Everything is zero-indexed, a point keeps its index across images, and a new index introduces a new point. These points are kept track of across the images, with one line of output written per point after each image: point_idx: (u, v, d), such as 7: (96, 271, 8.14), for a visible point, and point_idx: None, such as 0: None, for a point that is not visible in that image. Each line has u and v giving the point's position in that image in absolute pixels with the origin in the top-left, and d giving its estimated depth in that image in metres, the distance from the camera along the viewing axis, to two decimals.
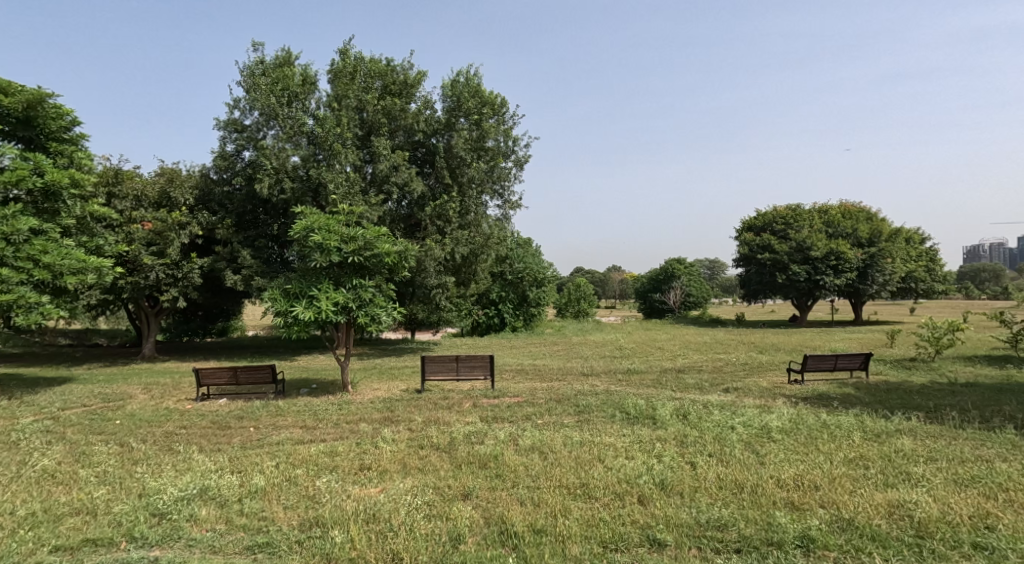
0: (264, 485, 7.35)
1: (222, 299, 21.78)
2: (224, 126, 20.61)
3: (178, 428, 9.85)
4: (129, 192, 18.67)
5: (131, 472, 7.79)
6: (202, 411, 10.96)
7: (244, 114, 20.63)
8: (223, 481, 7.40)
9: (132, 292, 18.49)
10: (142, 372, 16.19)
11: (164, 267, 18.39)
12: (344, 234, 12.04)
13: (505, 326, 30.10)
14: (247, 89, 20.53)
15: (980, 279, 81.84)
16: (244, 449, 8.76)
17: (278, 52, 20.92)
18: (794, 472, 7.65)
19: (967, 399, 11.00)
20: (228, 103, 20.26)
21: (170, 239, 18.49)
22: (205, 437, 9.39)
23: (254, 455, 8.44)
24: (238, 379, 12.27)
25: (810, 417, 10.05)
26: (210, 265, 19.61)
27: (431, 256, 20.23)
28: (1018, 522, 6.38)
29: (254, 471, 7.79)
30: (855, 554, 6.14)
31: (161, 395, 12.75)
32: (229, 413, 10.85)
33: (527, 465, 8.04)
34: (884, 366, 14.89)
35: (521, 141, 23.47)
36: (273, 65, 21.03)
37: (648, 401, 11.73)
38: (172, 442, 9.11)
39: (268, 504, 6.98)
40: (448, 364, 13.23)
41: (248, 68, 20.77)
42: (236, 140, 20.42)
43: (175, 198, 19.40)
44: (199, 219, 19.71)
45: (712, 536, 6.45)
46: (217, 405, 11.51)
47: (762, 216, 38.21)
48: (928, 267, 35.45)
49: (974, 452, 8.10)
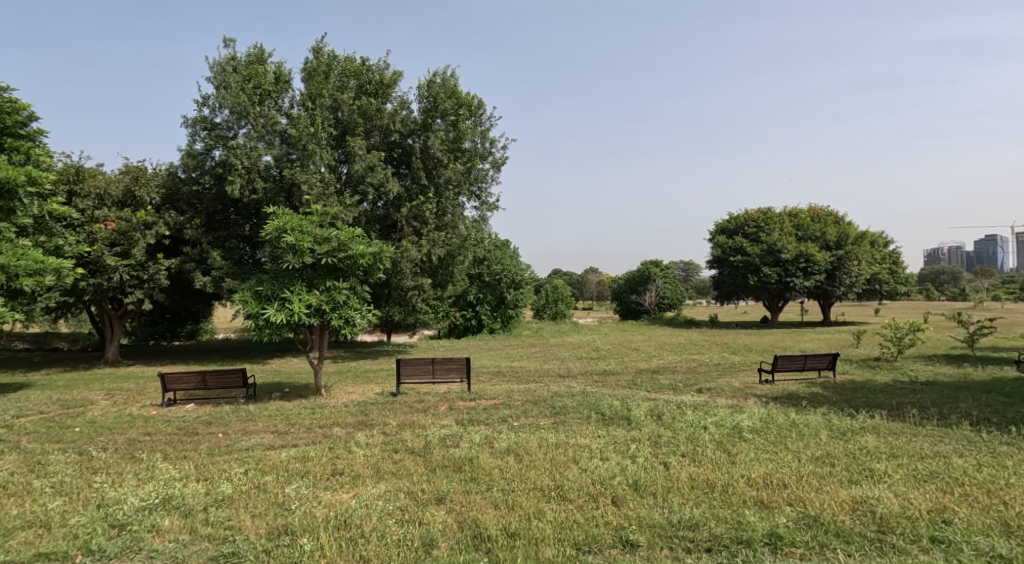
0: (231, 493, 7.30)
1: (191, 301, 21.64)
2: (192, 124, 20.39)
3: (143, 435, 9.72)
4: (92, 191, 18.20)
5: (89, 482, 7.67)
6: (167, 417, 10.83)
7: (214, 112, 20.47)
8: (188, 489, 7.33)
9: (94, 294, 18.16)
10: (105, 377, 15.88)
11: (129, 268, 18.14)
12: (317, 236, 11.97)
13: (482, 328, 30.17)
14: (217, 86, 20.36)
15: (939, 280, 84.16)
16: (211, 455, 8.67)
17: (250, 49, 20.78)
18: (763, 471, 7.76)
19: (928, 397, 11.26)
20: (197, 100, 20.08)
21: (135, 239, 18.22)
22: (170, 443, 9.28)
23: (221, 462, 8.36)
24: (206, 383, 12.10)
25: (779, 416, 10.21)
26: (178, 266, 19.44)
27: (407, 257, 20.23)
28: (975, 517, 6.53)
29: (220, 479, 7.72)
30: (820, 550, 6.26)
31: (125, 401, 12.53)
32: (196, 419, 10.72)
33: (502, 468, 8.08)
34: (850, 366, 15.17)
35: (497, 142, 23.54)
36: (245, 62, 20.86)
37: (623, 402, 11.87)
38: (135, 449, 8.99)
39: (235, 512, 6.93)
40: (424, 366, 13.21)
41: (219, 65, 20.59)
42: (205, 138, 20.18)
43: (141, 198, 19.09)
44: (166, 219, 19.45)
45: (683, 535, 6.53)
46: (184, 411, 11.36)
47: (735, 219, 38.58)
48: (893, 269, 36.22)
49: (932, 449, 8.30)
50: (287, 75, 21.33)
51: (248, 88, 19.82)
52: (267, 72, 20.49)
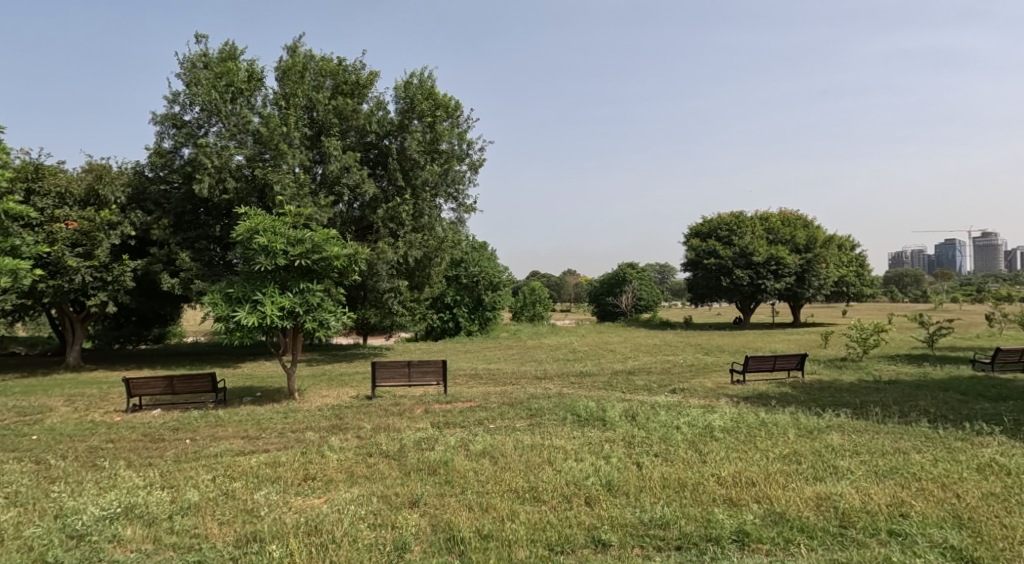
0: (197, 500, 7.26)
1: (158, 304, 21.46)
2: (161, 121, 20.20)
3: (105, 442, 9.61)
4: (51, 189, 17.89)
5: (45, 492, 7.59)
6: (131, 423, 10.71)
7: (184, 110, 20.31)
8: (153, 497, 7.29)
9: (54, 296, 17.83)
10: (66, 382, 15.63)
11: (91, 270, 17.87)
12: (291, 237, 11.92)
13: (460, 330, 30.16)
14: (187, 83, 20.21)
15: (902, 282, 85.99)
16: (177, 462, 8.60)
17: (222, 46, 20.66)
18: (733, 469, 7.93)
19: (889, 395, 11.54)
20: (166, 97, 19.90)
21: (98, 240, 17.91)
22: (135, 451, 9.19)
23: (188, 468, 8.30)
24: (174, 389, 11.93)
25: (749, 416, 10.37)
26: (145, 267, 19.24)
27: (383, 259, 20.18)
28: (930, 509, 6.73)
29: (187, 486, 7.68)
30: (784, 545, 6.39)
31: (86, 407, 12.36)
32: (162, 424, 10.63)
33: (477, 470, 8.13)
34: (818, 366, 15.46)
35: (474, 144, 23.63)
36: (217, 58, 20.73)
37: (599, 403, 12.04)
38: (96, 457, 8.90)
39: (202, 520, 6.91)
40: (400, 369, 13.20)
41: (190, 61, 20.46)
42: (174, 136, 20.00)
43: (104, 197, 18.78)
44: (132, 219, 19.21)
45: (653, 534, 6.64)
46: (149, 417, 11.25)
47: (708, 222, 39.06)
48: (859, 272, 36.94)
49: (893, 445, 8.52)
50: (260, 73, 21.19)
51: (220, 85, 19.69)
52: (239, 70, 20.34)
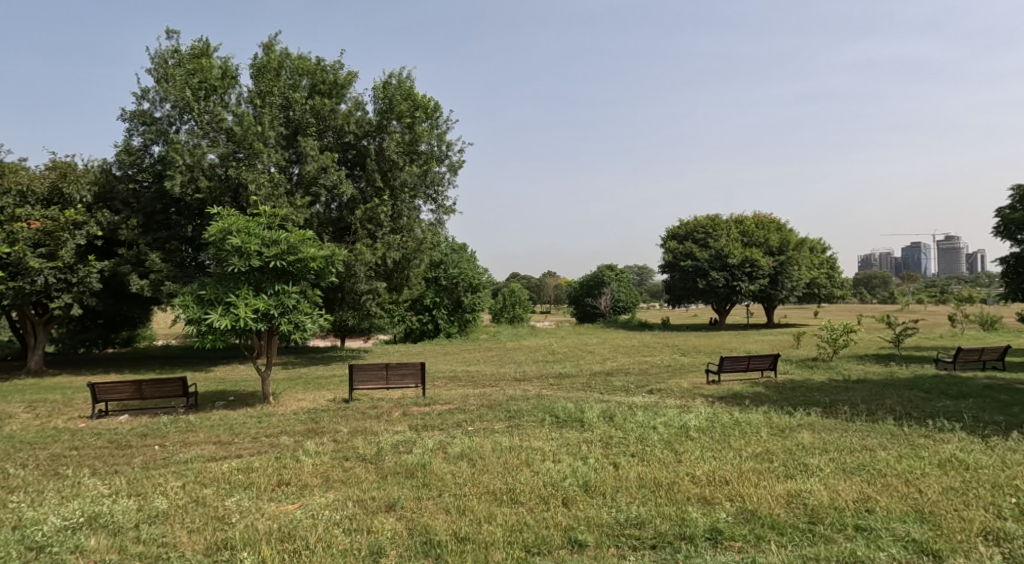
0: (166, 508, 7.22)
1: (127, 306, 21.21)
2: (130, 118, 19.97)
3: (69, 450, 9.50)
4: (12, 188, 17.57)
5: (4, 502, 7.49)
6: (97, 430, 10.59)
7: (154, 107, 20.11)
8: (118, 506, 7.23)
9: (16, 298, 17.49)
10: (30, 388, 15.37)
11: (55, 271, 17.55)
12: (265, 238, 11.87)
13: (439, 332, 30.16)
14: (158, 80, 20.01)
15: (871, 283, 87.76)
16: (145, 469, 8.54)
17: (195, 42, 20.47)
18: (707, 468, 8.06)
19: (858, 394, 11.79)
20: (136, 93, 19.70)
21: (62, 240, 17.60)
22: (101, 458, 9.10)
23: (157, 475, 8.24)
24: (142, 394, 11.82)
25: (723, 416, 10.51)
26: (113, 269, 19.00)
27: (361, 260, 20.14)
28: (894, 504, 6.90)
29: (155, 494, 7.63)
30: (756, 542, 6.52)
31: (49, 414, 12.16)
32: (130, 431, 10.52)
33: (454, 473, 8.17)
34: (790, 366, 15.71)
35: (454, 146, 23.68)
36: (189, 55, 20.55)
37: (577, 404, 12.13)
38: (59, 465, 8.80)
39: (170, 529, 6.87)
40: (378, 372, 13.18)
41: (162, 58, 20.27)
42: (144, 133, 19.82)
43: (68, 195, 18.47)
44: (98, 219, 18.92)
45: (629, 534, 6.74)
46: (116, 423, 11.12)
47: (685, 225, 39.51)
48: (830, 274, 37.57)
49: (861, 443, 8.71)
50: (235, 70, 21.00)
51: (192, 83, 19.51)
52: (213, 67, 20.17)
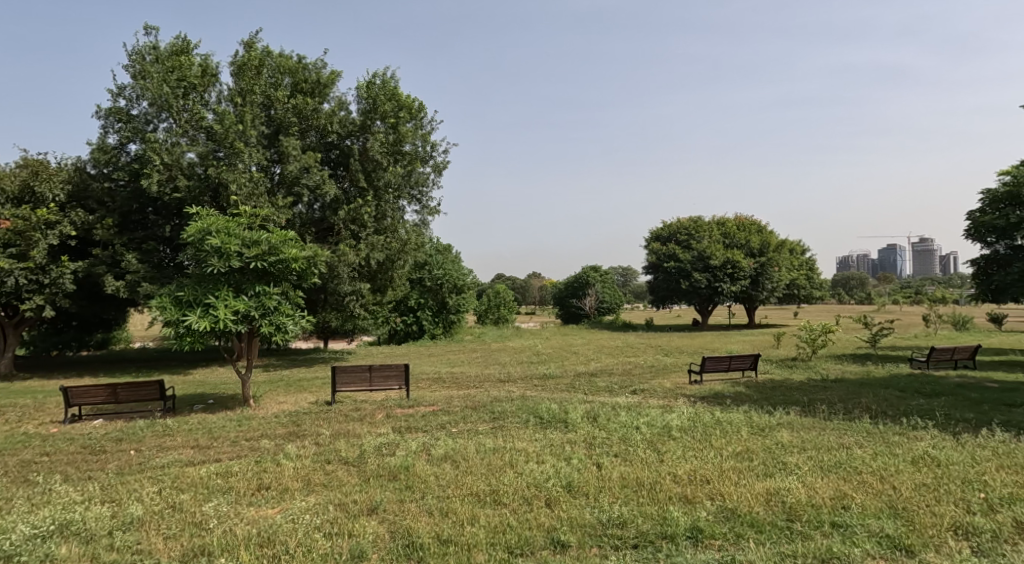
0: (141, 514, 7.19)
1: (102, 308, 21.01)
2: (105, 115, 19.79)
3: (41, 456, 9.40)
4: None
5: None
6: (70, 435, 10.48)
7: (130, 104, 19.95)
8: (91, 513, 7.18)
9: None
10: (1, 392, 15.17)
11: (26, 271, 17.35)
12: (245, 239, 11.82)
13: (424, 333, 30.13)
14: (134, 76, 19.85)
15: (849, 284, 88.95)
16: (120, 475, 8.47)
17: (174, 39, 20.37)
18: (689, 467, 8.15)
19: (836, 393, 11.96)
20: (111, 90, 19.53)
21: (34, 240, 17.39)
22: (74, 464, 9.02)
23: (131, 481, 8.19)
24: (118, 397, 11.69)
25: (705, 416, 10.60)
26: (87, 269, 18.81)
27: (345, 261, 20.09)
28: (869, 501, 7.02)
29: (129, 500, 7.58)
30: (736, 540, 6.60)
31: (21, 419, 12.03)
32: (105, 435, 10.43)
33: (437, 475, 8.19)
34: (770, 366, 15.88)
35: (439, 146, 23.68)
36: (168, 52, 20.45)
37: (561, 405, 12.18)
38: (31, 472, 8.71)
39: (145, 535, 6.84)
40: (361, 374, 13.14)
41: (139, 54, 20.13)
42: (120, 131, 19.67)
43: (41, 194, 18.26)
44: (72, 218, 18.74)
45: (611, 534, 6.79)
46: (90, 428, 11.02)
47: (668, 227, 39.80)
48: (810, 275, 37.93)
49: (839, 441, 8.84)
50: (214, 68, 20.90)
51: (170, 80, 19.39)
52: (192, 64, 20.13)
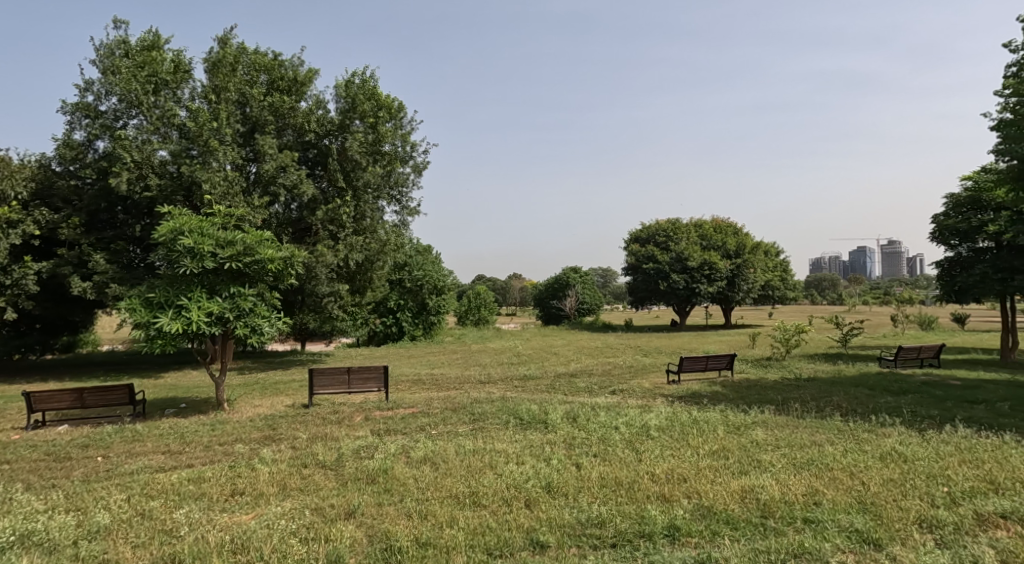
0: (108, 523, 7.14)
1: (67, 310, 20.72)
2: (72, 111, 19.56)
3: (4, 464, 9.29)
4: None
5: None
6: (34, 442, 10.36)
7: (99, 100, 19.73)
8: (55, 522, 7.12)
9: None
10: None
11: None
12: (219, 239, 11.76)
13: (404, 335, 30.06)
14: (103, 71, 19.63)
15: (824, 285, 90.34)
16: (86, 483, 8.40)
17: (144, 34, 20.20)
18: (666, 466, 8.28)
19: (809, 392, 12.18)
20: (78, 85, 19.29)
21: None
22: (38, 472, 8.93)
23: (98, 489, 8.13)
24: (84, 402, 11.58)
25: (683, 415, 10.76)
26: (52, 270, 18.55)
27: (323, 262, 20.01)
28: (839, 496, 7.19)
29: (96, 508, 7.53)
30: (711, 538, 6.72)
31: None
32: (70, 442, 10.33)
33: (416, 478, 8.23)
34: (746, 366, 16.11)
35: (418, 147, 23.69)
36: (138, 47, 20.28)
37: (540, 405, 12.27)
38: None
39: (112, 544, 6.80)
40: (340, 377, 13.13)
41: (108, 48, 19.91)
42: (88, 128, 19.46)
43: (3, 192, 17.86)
44: (37, 217, 18.49)
45: (590, 533, 6.89)
46: (54, 434, 10.89)
47: (647, 228, 40.14)
48: (783, 276, 38.38)
49: (811, 438, 9.02)
50: (187, 63, 20.75)
51: (141, 76, 19.21)
52: (164, 60, 20.01)
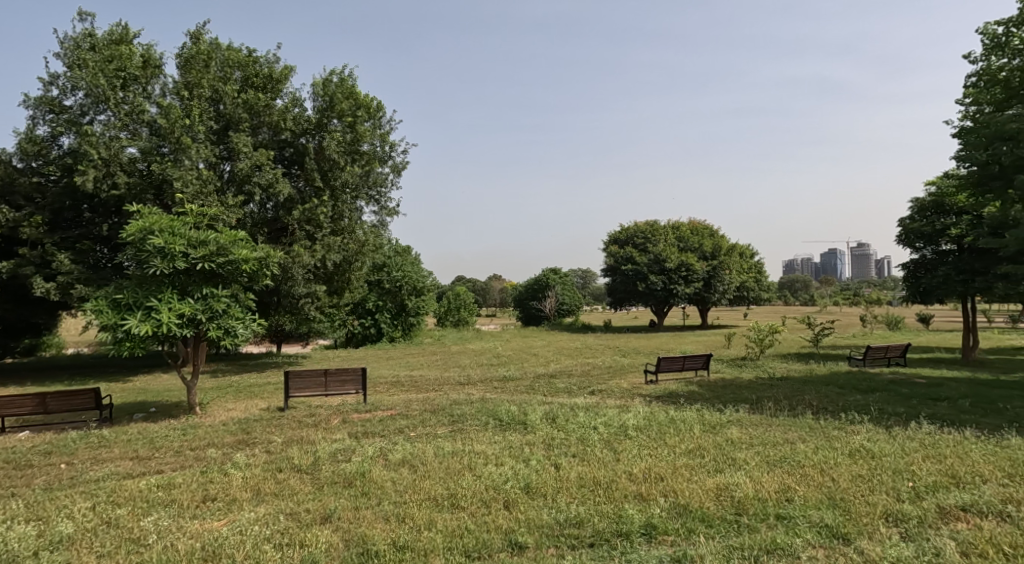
0: (71, 532, 7.07)
1: (30, 311, 20.35)
2: (36, 105, 19.29)
3: None
4: None
5: None
6: None
7: (64, 94, 19.47)
8: (15, 532, 7.04)
9: None
10: None
11: None
12: (191, 238, 11.68)
13: (382, 336, 29.96)
14: (69, 64, 19.37)
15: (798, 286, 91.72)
16: (49, 491, 8.30)
17: (112, 27, 19.99)
18: (644, 465, 8.39)
19: (781, 391, 12.38)
20: (42, 80, 19.01)
21: None
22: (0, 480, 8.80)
23: (61, 497, 8.04)
24: (47, 407, 11.43)
25: (661, 415, 10.89)
26: (15, 269, 18.25)
27: (299, 263, 19.91)
28: (810, 493, 7.34)
29: (59, 517, 7.45)
30: (687, 535, 6.83)
31: None
32: (33, 448, 10.18)
33: (394, 480, 8.25)
34: (722, 365, 16.31)
35: (397, 147, 23.68)
36: (105, 40, 20.03)
37: (520, 406, 12.34)
38: None
39: (76, 554, 6.75)
40: (317, 379, 13.08)
41: (74, 42, 19.64)
42: (53, 122, 19.20)
43: None
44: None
45: (568, 533, 6.97)
46: (16, 441, 10.73)
47: (625, 229, 40.40)
48: (759, 277, 38.95)
49: (783, 436, 9.19)
50: (158, 58, 20.55)
51: (109, 70, 18.97)
52: (133, 54, 19.77)
